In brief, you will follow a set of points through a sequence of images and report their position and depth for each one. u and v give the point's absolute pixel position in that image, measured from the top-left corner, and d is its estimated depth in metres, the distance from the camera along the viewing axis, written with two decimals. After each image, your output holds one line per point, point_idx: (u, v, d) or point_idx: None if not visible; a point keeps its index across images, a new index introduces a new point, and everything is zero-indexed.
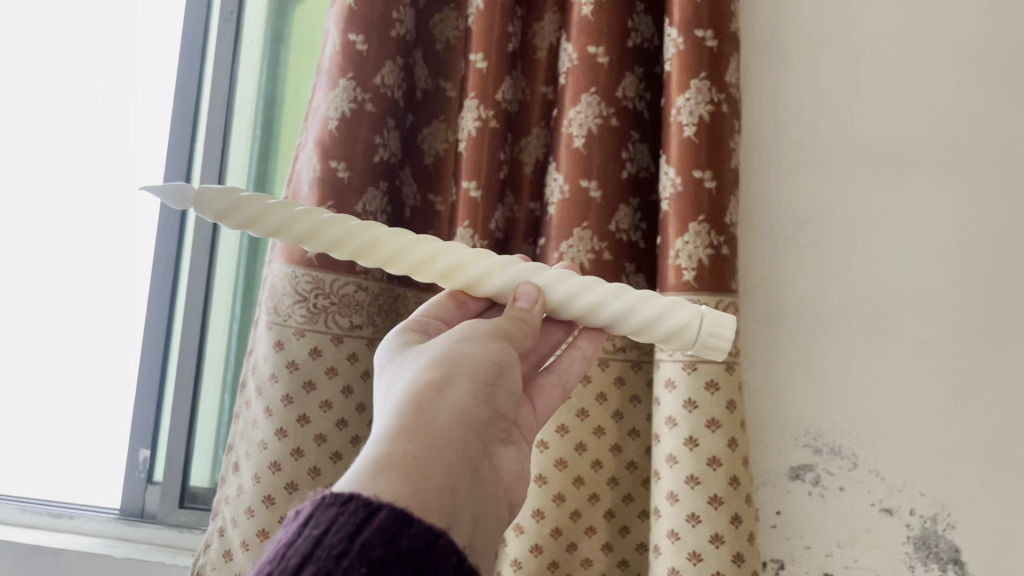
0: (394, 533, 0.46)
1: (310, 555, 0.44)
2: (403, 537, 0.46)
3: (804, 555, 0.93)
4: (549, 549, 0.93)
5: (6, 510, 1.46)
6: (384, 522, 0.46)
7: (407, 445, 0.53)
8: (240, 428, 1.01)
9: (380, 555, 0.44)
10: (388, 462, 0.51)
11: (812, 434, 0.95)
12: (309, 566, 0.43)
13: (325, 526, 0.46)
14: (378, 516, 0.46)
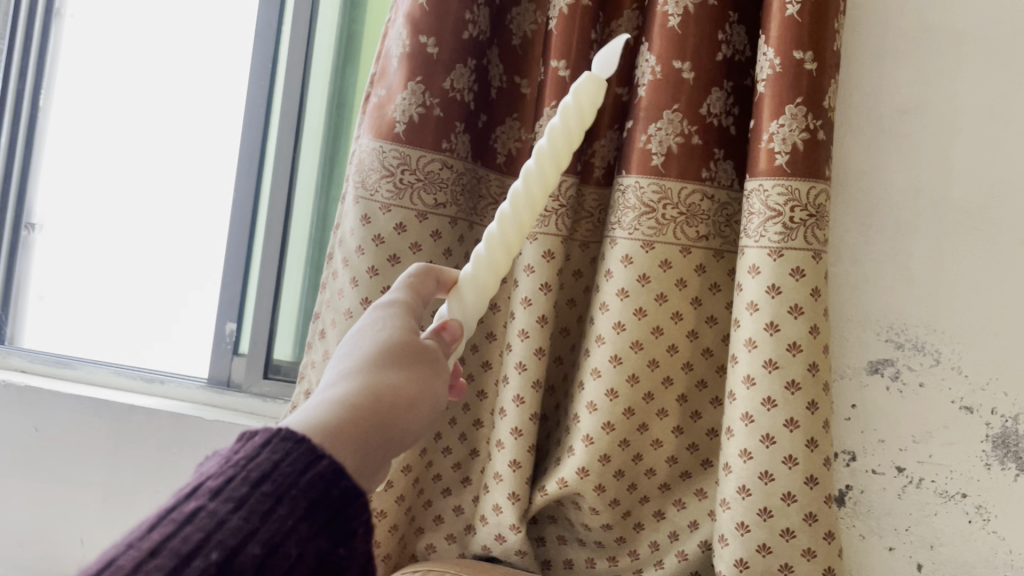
0: (335, 479, 0.46)
1: (264, 479, 0.44)
2: (342, 484, 0.46)
3: (876, 449, 0.94)
4: (621, 427, 0.95)
5: (100, 374, 1.53)
6: (329, 467, 0.46)
7: (357, 404, 0.52)
8: (327, 297, 1.05)
9: (316, 502, 0.44)
10: (338, 415, 0.51)
11: (895, 329, 0.94)
12: (260, 490, 0.43)
13: (278, 454, 0.45)
14: (324, 460, 0.46)
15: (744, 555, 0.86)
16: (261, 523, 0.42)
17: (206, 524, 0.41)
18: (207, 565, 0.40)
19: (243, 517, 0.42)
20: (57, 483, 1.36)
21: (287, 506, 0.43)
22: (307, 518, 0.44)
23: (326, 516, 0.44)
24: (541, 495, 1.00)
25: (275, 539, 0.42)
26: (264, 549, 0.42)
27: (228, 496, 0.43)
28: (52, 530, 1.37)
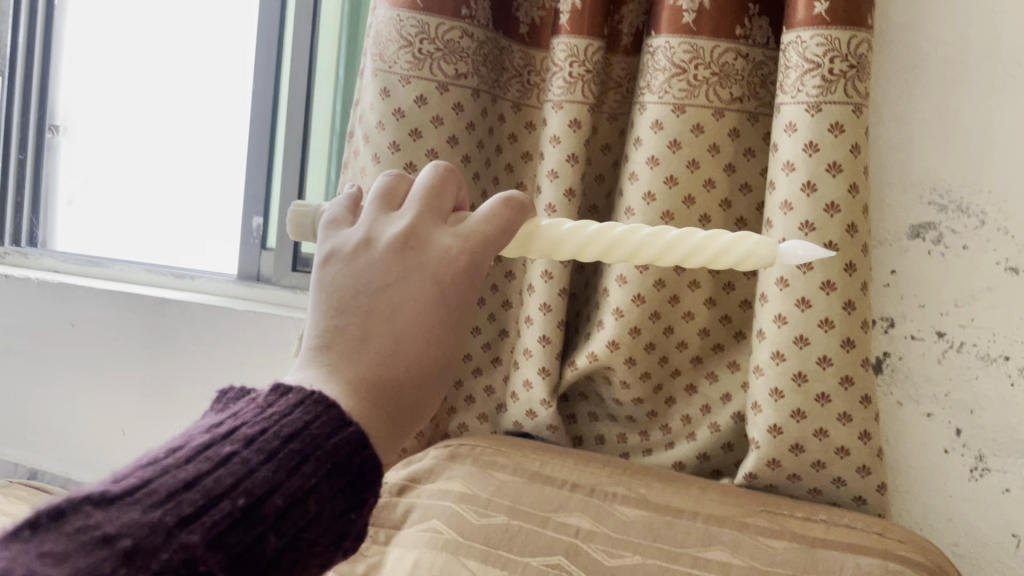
0: (359, 446, 0.45)
1: (296, 436, 0.44)
2: (364, 451, 0.45)
3: (916, 315, 0.91)
4: (651, 300, 0.93)
5: (132, 271, 1.54)
6: (356, 437, 0.45)
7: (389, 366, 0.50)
8: (349, 177, 1.03)
9: (340, 465, 0.44)
10: (367, 387, 0.48)
11: (938, 191, 0.90)
12: (289, 446, 0.43)
13: (310, 413, 0.45)
14: (351, 429, 0.45)
15: (778, 422, 0.85)
16: (286, 481, 0.42)
17: (235, 471, 0.41)
18: (231, 509, 0.40)
19: (272, 470, 0.42)
20: (97, 377, 1.39)
21: (314, 467, 0.43)
22: (331, 480, 0.44)
23: (347, 478, 0.44)
24: (571, 370, 0.99)
25: (297, 495, 0.42)
26: (286, 501, 0.42)
27: (262, 447, 0.43)
28: (96, 422, 1.40)
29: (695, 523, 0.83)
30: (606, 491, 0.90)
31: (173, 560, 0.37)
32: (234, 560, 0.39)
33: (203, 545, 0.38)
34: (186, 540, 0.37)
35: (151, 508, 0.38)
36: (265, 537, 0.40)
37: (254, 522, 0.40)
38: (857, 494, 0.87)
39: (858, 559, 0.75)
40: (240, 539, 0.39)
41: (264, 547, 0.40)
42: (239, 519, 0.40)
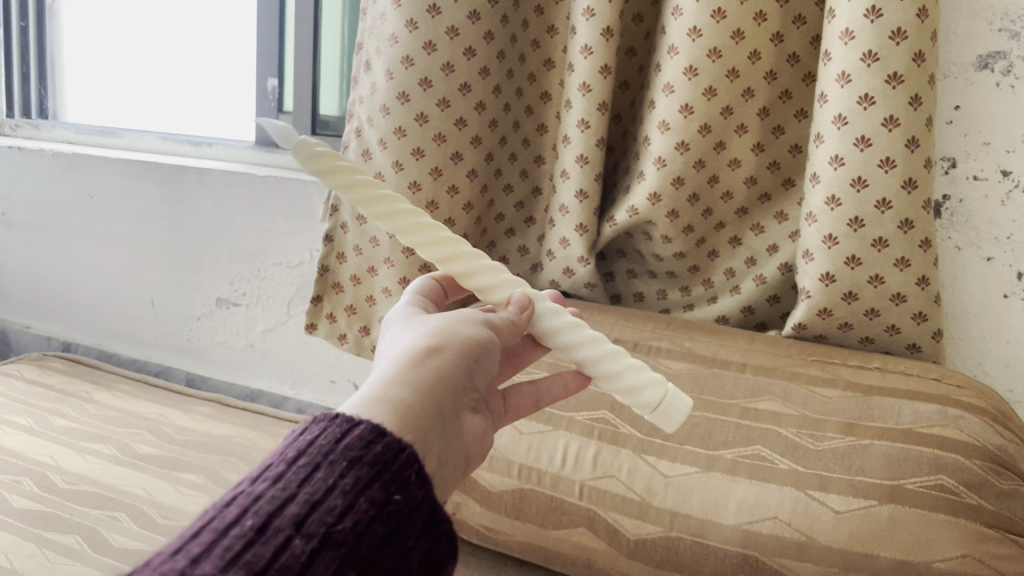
0: (376, 437, 0.42)
1: (301, 455, 0.40)
2: (385, 439, 0.42)
3: (980, 154, 0.86)
4: (696, 146, 0.88)
5: (147, 141, 1.49)
6: (373, 429, 0.42)
7: (429, 369, 0.48)
8: (369, 25, 0.97)
9: (359, 458, 0.40)
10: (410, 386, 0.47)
11: (1011, 16, 0.82)
12: (295, 464, 0.40)
13: (315, 432, 0.42)
14: (364, 424, 0.42)
15: (831, 269, 0.82)
16: (301, 490, 0.38)
17: (243, 503, 0.38)
18: (245, 533, 0.36)
19: (282, 486, 0.38)
20: (121, 249, 1.37)
21: (328, 469, 0.39)
22: (353, 470, 0.40)
23: (372, 469, 0.40)
24: (610, 226, 0.94)
25: (315, 497, 0.38)
26: (305, 507, 0.38)
27: (266, 475, 0.39)
28: (125, 293, 1.39)
29: (744, 375, 0.81)
30: (649, 345, 0.87)
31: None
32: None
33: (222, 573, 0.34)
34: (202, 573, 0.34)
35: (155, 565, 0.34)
36: (291, 544, 0.36)
37: (275, 535, 0.36)
38: (911, 342, 0.84)
39: (917, 407, 0.73)
40: (261, 554, 0.35)
41: (295, 553, 0.36)
42: (257, 537, 0.36)
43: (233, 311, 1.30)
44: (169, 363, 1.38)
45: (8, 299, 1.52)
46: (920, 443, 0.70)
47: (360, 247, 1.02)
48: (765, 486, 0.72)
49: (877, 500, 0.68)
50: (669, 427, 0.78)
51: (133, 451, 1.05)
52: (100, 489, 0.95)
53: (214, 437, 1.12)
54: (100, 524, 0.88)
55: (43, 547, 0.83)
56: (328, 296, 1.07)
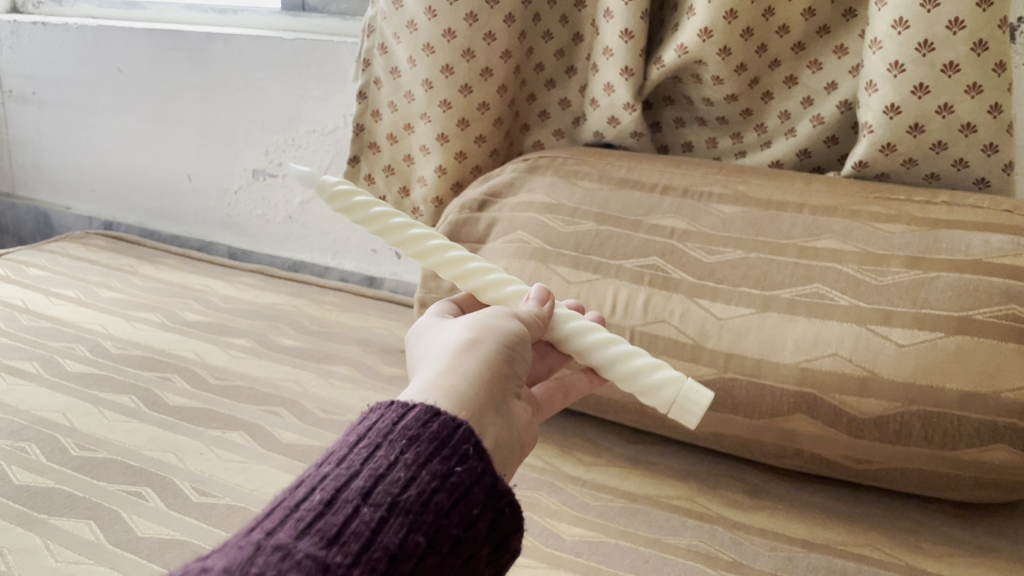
0: (431, 415, 0.39)
1: (362, 438, 0.38)
2: (440, 416, 0.39)
3: None
4: None
5: (171, 11, 1.45)
6: (428, 407, 0.40)
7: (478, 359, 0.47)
8: None
9: (417, 436, 0.38)
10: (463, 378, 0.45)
11: None
12: (356, 448, 0.38)
13: (370, 420, 0.40)
14: (418, 407, 0.40)
15: (897, 100, 0.77)
16: (364, 467, 0.36)
17: (310, 482, 0.36)
18: (314, 506, 0.34)
19: (346, 467, 0.36)
20: (153, 123, 1.35)
21: (388, 448, 0.37)
22: (413, 447, 0.37)
23: (430, 443, 0.38)
24: (657, 68, 0.90)
25: (378, 471, 0.36)
26: (372, 480, 0.35)
27: (330, 458, 0.37)
28: (161, 169, 1.38)
29: (802, 215, 0.77)
30: (701, 191, 0.83)
31: (270, 561, 0.31)
32: (333, 539, 0.33)
33: (295, 540, 0.32)
34: (277, 542, 0.32)
35: (231, 542, 0.33)
36: (359, 513, 0.34)
37: (344, 505, 0.34)
38: (979, 176, 0.79)
39: (987, 238, 0.69)
40: (334, 522, 0.33)
41: (364, 520, 0.34)
42: (326, 508, 0.34)
43: (270, 182, 1.28)
44: (211, 237, 1.38)
45: (46, 180, 1.52)
46: (991, 274, 0.66)
47: (395, 103, 1.00)
48: (825, 324, 0.69)
49: (944, 332, 0.65)
50: (723, 270, 0.75)
51: (181, 319, 1.06)
52: (152, 353, 0.96)
53: (259, 305, 1.12)
54: (153, 385, 0.89)
55: (100, 406, 0.84)
56: (365, 158, 1.04)
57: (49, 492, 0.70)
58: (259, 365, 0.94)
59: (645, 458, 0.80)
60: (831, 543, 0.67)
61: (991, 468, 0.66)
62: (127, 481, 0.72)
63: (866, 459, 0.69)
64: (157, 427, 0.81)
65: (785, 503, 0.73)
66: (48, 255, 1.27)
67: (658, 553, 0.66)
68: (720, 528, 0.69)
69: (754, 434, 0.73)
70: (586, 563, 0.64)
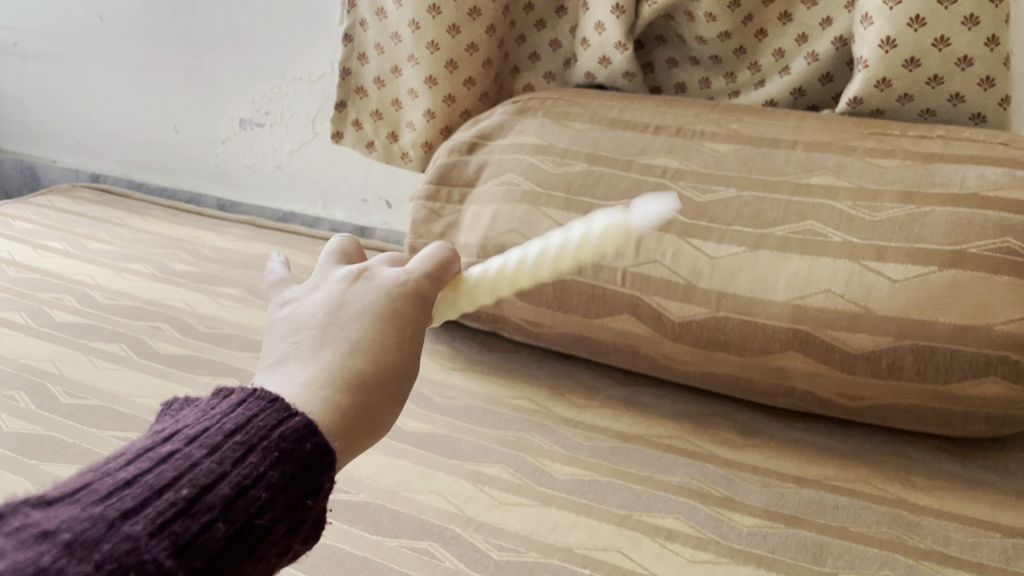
0: (308, 432, 0.34)
1: (239, 430, 0.33)
2: (316, 436, 0.34)
3: None
4: None
5: None
6: (306, 423, 0.34)
7: (374, 365, 0.40)
8: None
9: (290, 452, 0.33)
10: (344, 387, 0.38)
11: None
12: (232, 440, 0.33)
13: (249, 411, 0.34)
14: (300, 417, 0.35)
15: (892, 33, 0.76)
16: (231, 470, 0.32)
17: (176, 466, 0.31)
18: (176, 500, 0.30)
19: (213, 461, 0.32)
20: (138, 74, 1.33)
21: (260, 456, 0.32)
22: (280, 465, 0.33)
23: (299, 464, 0.33)
24: (649, 5, 0.87)
25: (242, 484, 0.31)
26: (235, 490, 0.31)
27: (200, 442, 0.32)
28: (147, 121, 1.36)
29: (795, 152, 0.76)
30: (694, 130, 0.81)
31: (113, 553, 0.27)
32: (180, 547, 0.29)
33: (146, 538, 0.28)
34: (128, 531, 0.28)
35: (82, 506, 0.28)
36: (212, 527, 0.30)
37: (202, 511, 0.30)
38: (975, 112, 0.78)
39: (982, 171, 0.68)
40: (188, 528, 0.29)
41: (215, 536, 0.30)
42: (186, 508, 0.30)
43: (257, 131, 1.26)
44: (199, 189, 1.37)
45: (30, 133, 1.50)
46: (986, 207, 0.66)
47: (381, 46, 0.98)
48: (818, 260, 0.69)
49: (937, 266, 0.65)
50: (716, 209, 0.74)
51: (170, 270, 1.05)
52: (141, 303, 0.96)
53: (250, 255, 1.11)
54: (143, 334, 0.89)
55: (90, 355, 0.84)
56: (352, 102, 1.03)
57: (39, 438, 0.70)
58: (250, 313, 0.94)
59: (637, 399, 0.80)
60: (822, 479, 0.67)
61: (983, 402, 0.65)
62: (118, 426, 0.72)
63: (859, 395, 0.69)
64: (148, 374, 0.81)
65: (777, 441, 0.73)
66: (34, 208, 1.26)
67: (649, 490, 0.66)
68: (711, 466, 0.69)
69: (746, 373, 0.73)
70: (578, 500, 0.64)
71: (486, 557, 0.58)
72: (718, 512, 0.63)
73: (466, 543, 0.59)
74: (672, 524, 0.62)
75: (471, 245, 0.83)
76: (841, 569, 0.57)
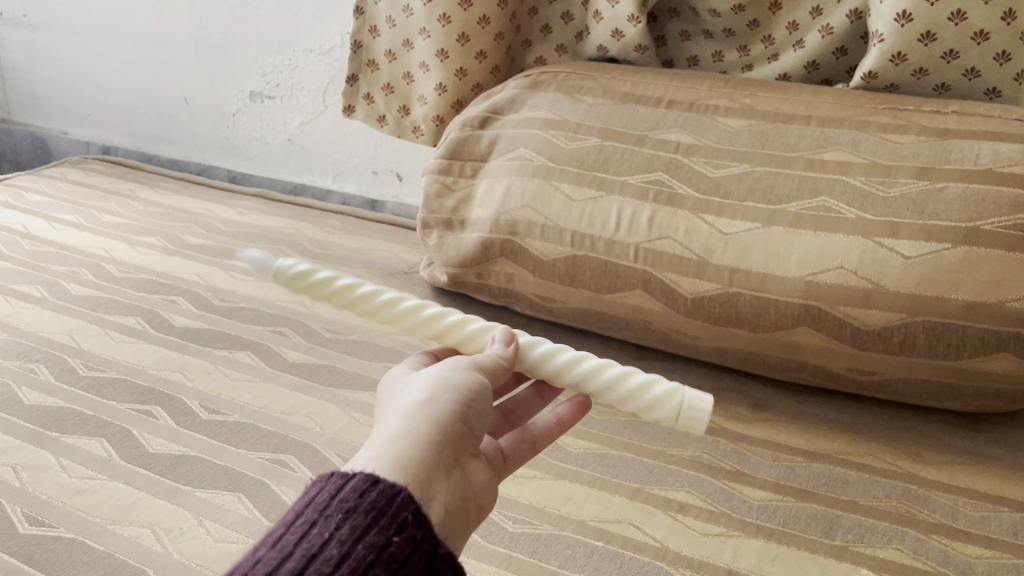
0: (371, 483, 0.34)
1: (300, 515, 0.33)
2: (379, 483, 0.34)
3: None
4: None
5: None
6: (367, 475, 0.34)
7: (438, 414, 0.39)
8: None
9: (354, 508, 0.33)
10: (409, 419, 0.39)
11: None
12: (294, 526, 0.32)
13: (309, 494, 0.34)
14: (359, 474, 0.35)
15: (908, 7, 0.75)
16: (295, 549, 0.31)
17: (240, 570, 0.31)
18: None
19: (276, 550, 0.31)
20: (148, 46, 1.33)
21: (323, 525, 0.32)
22: (348, 521, 0.32)
23: (364, 514, 0.33)
24: None
25: (311, 553, 0.31)
26: (302, 563, 0.31)
27: (267, 541, 0.32)
28: (157, 93, 1.36)
29: (809, 127, 0.76)
30: (707, 105, 0.81)
31: None
32: None
33: None
34: None
35: None
36: None
37: None
38: (990, 86, 0.78)
39: (997, 147, 0.68)
40: None
41: None
42: None
43: (268, 104, 1.26)
44: (209, 162, 1.37)
45: (40, 105, 1.50)
46: (1000, 183, 0.66)
47: (393, 19, 0.97)
48: (831, 236, 0.69)
49: (951, 243, 0.65)
50: (729, 184, 0.74)
51: (183, 243, 1.06)
52: (155, 277, 0.96)
53: (262, 228, 1.11)
54: (158, 307, 0.89)
55: (107, 328, 0.85)
56: (363, 76, 1.03)
57: (60, 411, 0.71)
58: (263, 287, 0.95)
59: (648, 373, 0.80)
60: (833, 453, 0.68)
61: (994, 377, 0.66)
62: (137, 399, 0.73)
63: (870, 370, 0.70)
64: (165, 347, 0.82)
65: (787, 415, 0.74)
66: (46, 180, 1.26)
67: (662, 464, 0.67)
68: (723, 440, 0.70)
69: (757, 348, 0.73)
70: (591, 473, 0.65)
71: (502, 530, 0.59)
72: (729, 485, 0.64)
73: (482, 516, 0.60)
74: (685, 497, 0.63)
75: (483, 220, 0.84)
76: (851, 542, 0.58)
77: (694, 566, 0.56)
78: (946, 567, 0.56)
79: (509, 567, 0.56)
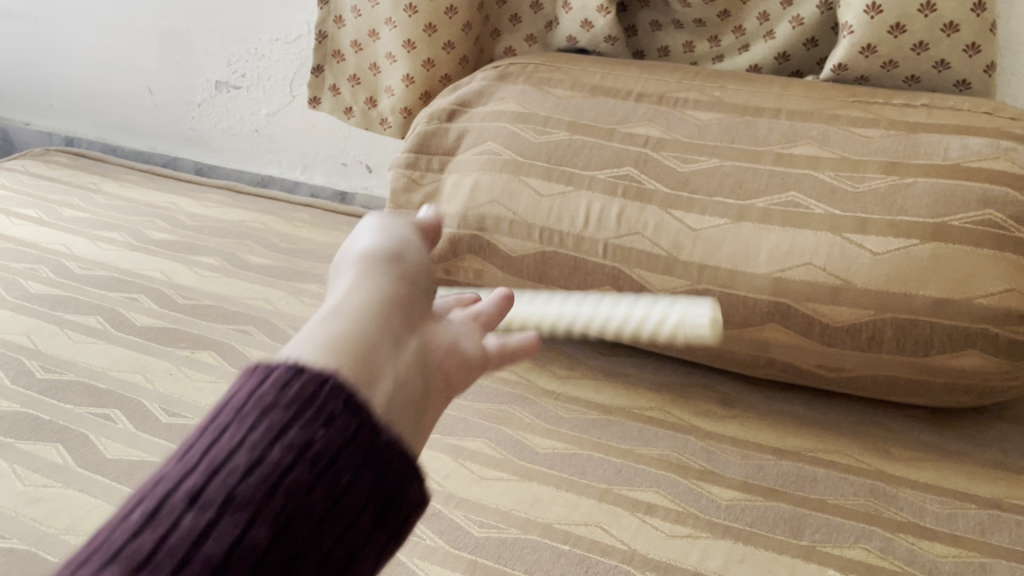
0: (296, 372, 0.35)
1: (216, 419, 0.34)
2: (303, 375, 0.35)
3: None
4: None
5: None
6: (294, 366, 0.35)
7: (370, 309, 0.41)
8: None
9: (272, 403, 0.34)
10: (343, 312, 0.40)
11: None
12: (208, 433, 0.33)
13: (234, 391, 0.35)
14: (285, 363, 0.35)
15: None
16: (202, 458, 0.32)
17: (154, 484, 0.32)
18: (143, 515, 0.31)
19: (188, 459, 0.33)
20: (109, 34, 1.30)
21: (236, 429, 0.33)
22: (266, 419, 0.33)
23: (282, 415, 0.33)
24: None
25: (216, 462, 0.32)
26: (210, 473, 0.32)
27: (179, 455, 0.33)
28: (121, 83, 1.33)
29: (778, 121, 0.75)
30: (677, 97, 0.80)
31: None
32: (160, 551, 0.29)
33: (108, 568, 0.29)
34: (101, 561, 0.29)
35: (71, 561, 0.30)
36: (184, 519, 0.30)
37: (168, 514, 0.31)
38: (960, 79, 0.77)
39: (966, 141, 0.68)
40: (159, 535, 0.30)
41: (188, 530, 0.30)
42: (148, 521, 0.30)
43: (234, 95, 1.23)
44: (176, 153, 1.34)
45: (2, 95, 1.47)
46: (969, 177, 0.65)
47: (358, 9, 0.95)
48: (800, 232, 0.68)
49: (919, 239, 0.64)
50: (698, 179, 0.73)
51: (147, 238, 1.04)
52: (117, 274, 0.94)
53: (228, 222, 1.09)
54: (120, 305, 0.87)
55: (66, 328, 0.83)
56: (329, 67, 1.01)
57: (14, 415, 0.69)
58: (228, 283, 0.93)
59: (618, 369, 0.79)
60: (801, 450, 0.68)
61: (962, 373, 0.66)
62: (95, 402, 0.71)
63: (838, 366, 0.69)
64: (126, 347, 0.80)
65: (757, 411, 0.73)
66: (6, 173, 1.23)
67: (630, 464, 0.66)
68: (692, 438, 0.69)
69: (726, 344, 0.73)
70: (559, 474, 0.65)
71: (467, 535, 0.58)
72: (697, 485, 0.64)
73: (447, 520, 0.59)
74: (653, 498, 0.62)
75: (451, 215, 0.82)
76: (818, 542, 0.58)
77: (661, 569, 0.55)
78: (911, 566, 0.56)
79: (474, 573, 0.55)
